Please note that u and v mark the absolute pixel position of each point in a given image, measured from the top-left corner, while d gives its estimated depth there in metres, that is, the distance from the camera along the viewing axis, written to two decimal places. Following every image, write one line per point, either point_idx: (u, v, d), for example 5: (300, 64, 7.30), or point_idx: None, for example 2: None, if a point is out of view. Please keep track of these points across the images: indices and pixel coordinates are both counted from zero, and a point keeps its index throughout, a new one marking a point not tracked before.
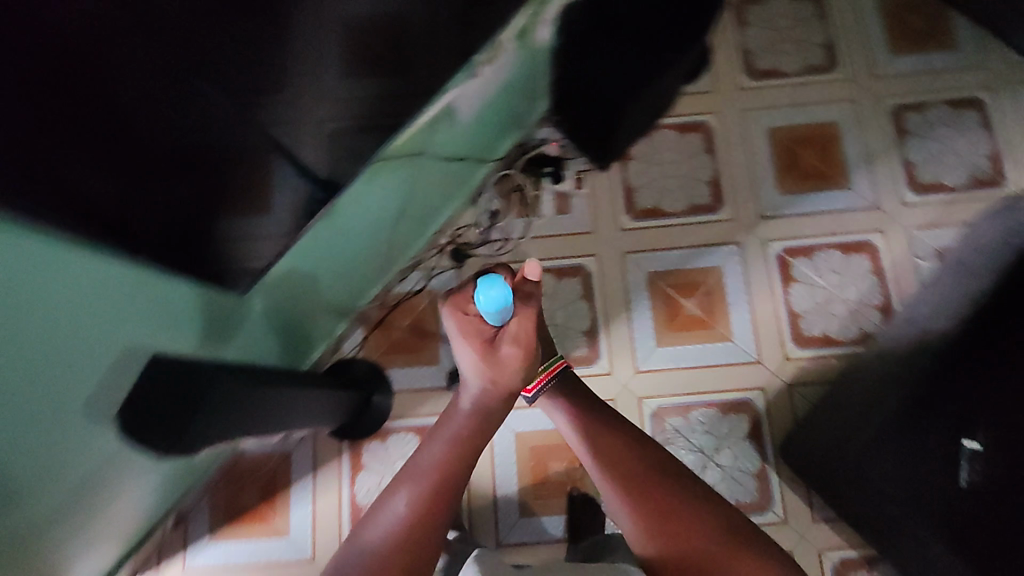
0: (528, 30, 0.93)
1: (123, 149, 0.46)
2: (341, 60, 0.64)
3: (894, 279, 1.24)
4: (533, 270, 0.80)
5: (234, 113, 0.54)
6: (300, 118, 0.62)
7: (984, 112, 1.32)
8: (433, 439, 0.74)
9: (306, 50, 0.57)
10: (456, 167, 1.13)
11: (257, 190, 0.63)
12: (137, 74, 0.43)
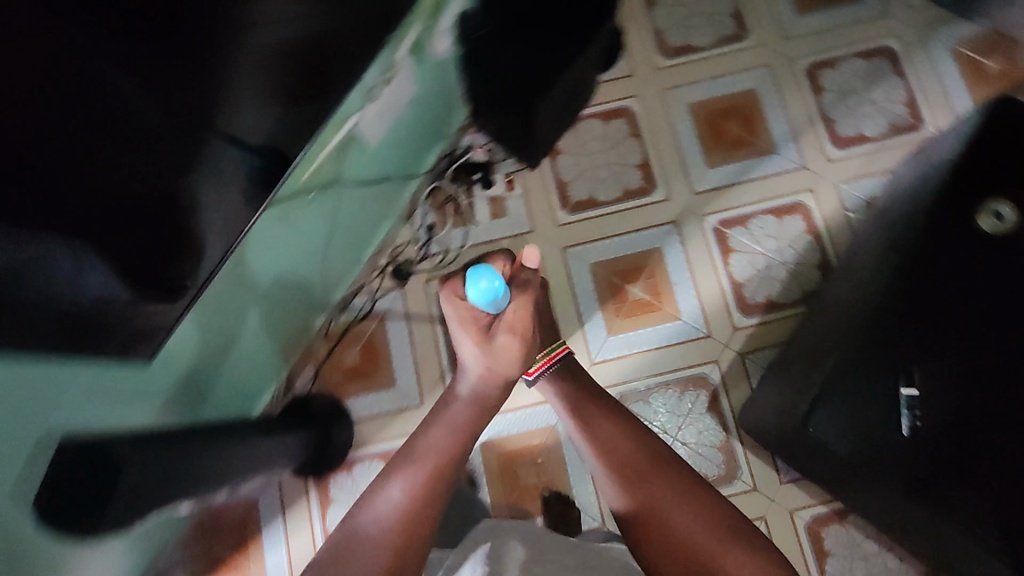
0: (424, 46, 0.93)
1: (80, 206, 0.53)
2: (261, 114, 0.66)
3: (830, 236, 1.26)
4: (531, 258, 0.88)
5: (177, 169, 0.60)
6: (235, 175, 0.67)
7: (894, 59, 1.34)
8: (433, 427, 0.79)
9: (236, 111, 0.63)
10: (386, 188, 1.12)
11: (195, 249, 0.67)
12: (90, 141, 0.51)
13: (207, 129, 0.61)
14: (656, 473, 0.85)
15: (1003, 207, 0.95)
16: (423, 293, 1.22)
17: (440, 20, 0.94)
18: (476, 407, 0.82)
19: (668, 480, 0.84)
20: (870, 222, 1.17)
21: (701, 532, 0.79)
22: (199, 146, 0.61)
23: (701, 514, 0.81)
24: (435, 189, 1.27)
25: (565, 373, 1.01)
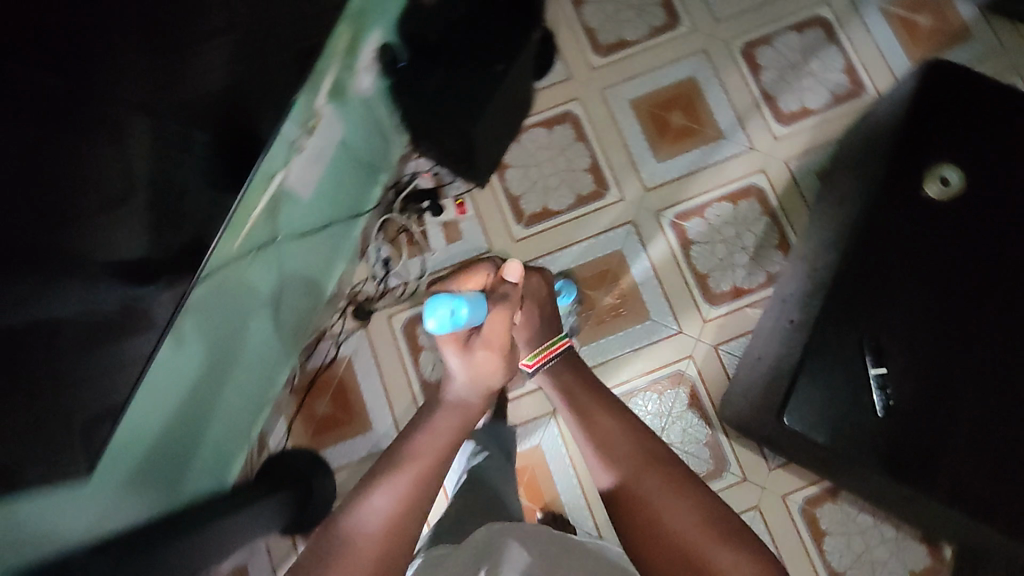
0: (342, 87, 0.89)
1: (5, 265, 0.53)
2: (160, 167, 0.66)
3: (787, 215, 1.25)
4: (512, 272, 0.79)
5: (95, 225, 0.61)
6: (154, 236, 0.67)
7: (828, 28, 1.33)
8: (418, 431, 0.73)
9: (131, 154, 0.63)
10: (331, 232, 1.09)
11: (133, 317, 0.68)
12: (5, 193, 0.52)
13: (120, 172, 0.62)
14: (651, 468, 0.76)
15: (948, 171, 0.93)
16: (387, 330, 1.21)
17: (356, 60, 0.91)
18: (462, 415, 0.75)
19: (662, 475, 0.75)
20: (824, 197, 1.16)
21: (689, 527, 0.69)
22: (175, 166, 0.67)
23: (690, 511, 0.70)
24: (386, 221, 1.24)
25: (567, 366, 0.96)
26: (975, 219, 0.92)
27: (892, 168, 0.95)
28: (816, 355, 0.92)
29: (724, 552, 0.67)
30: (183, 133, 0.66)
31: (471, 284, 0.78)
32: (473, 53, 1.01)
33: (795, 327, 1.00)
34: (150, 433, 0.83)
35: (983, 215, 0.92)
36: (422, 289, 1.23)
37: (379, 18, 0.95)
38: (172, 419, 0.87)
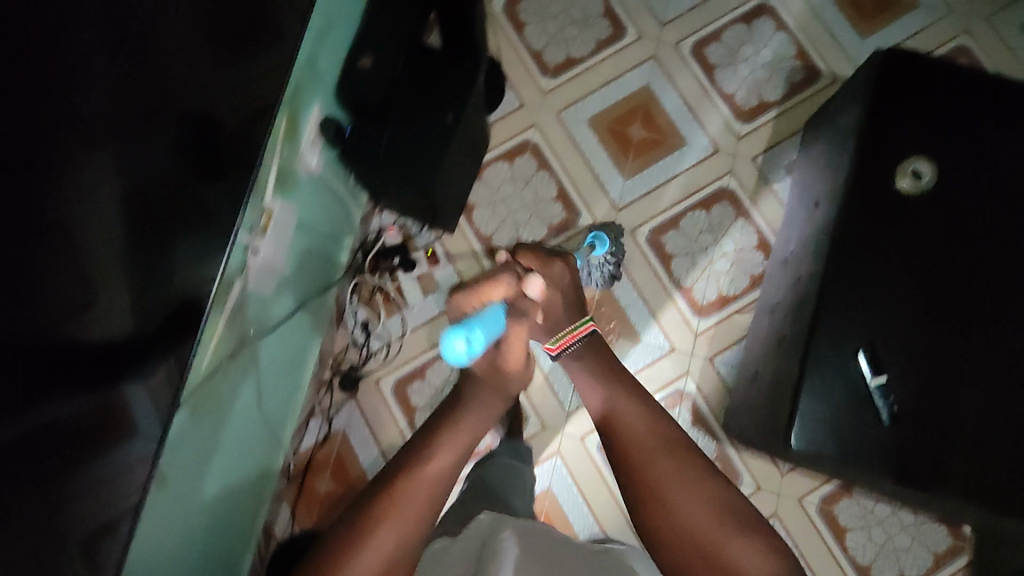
0: (289, 176, 0.84)
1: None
2: (136, 211, 0.48)
3: (762, 213, 1.23)
4: (535, 288, 0.78)
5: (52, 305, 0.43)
6: (120, 297, 0.48)
7: (776, 13, 1.29)
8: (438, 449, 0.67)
9: (109, 193, 0.46)
10: (302, 312, 1.04)
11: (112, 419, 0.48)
12: None
13: (99, 223, 0.45)
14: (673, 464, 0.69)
15: (919, 162, 0.91)
16: (377, 394, 1.19)
17: (299, 144, 0.85)
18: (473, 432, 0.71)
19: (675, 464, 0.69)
20: (799, 194, 1.13)
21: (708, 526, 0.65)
22: (162, 206, 0.50)
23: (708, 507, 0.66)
24: (357, 284, 1.21)
25: (594, 352, 0.87)
26: (952, 207, 0.90)
27: (863, 165, 0.93)
28: (815, 367, 0.90)
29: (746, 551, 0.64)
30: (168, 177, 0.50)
31: (495, 295, 0.72)
32: (422, 114, 1.00)
33: (786, 337, 0.98)
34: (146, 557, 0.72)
35: (959, 203, 0.90)
36: (405, 349, 1.21)
37: (322, 87, 0.87)
38: (169, 531, 0.77)
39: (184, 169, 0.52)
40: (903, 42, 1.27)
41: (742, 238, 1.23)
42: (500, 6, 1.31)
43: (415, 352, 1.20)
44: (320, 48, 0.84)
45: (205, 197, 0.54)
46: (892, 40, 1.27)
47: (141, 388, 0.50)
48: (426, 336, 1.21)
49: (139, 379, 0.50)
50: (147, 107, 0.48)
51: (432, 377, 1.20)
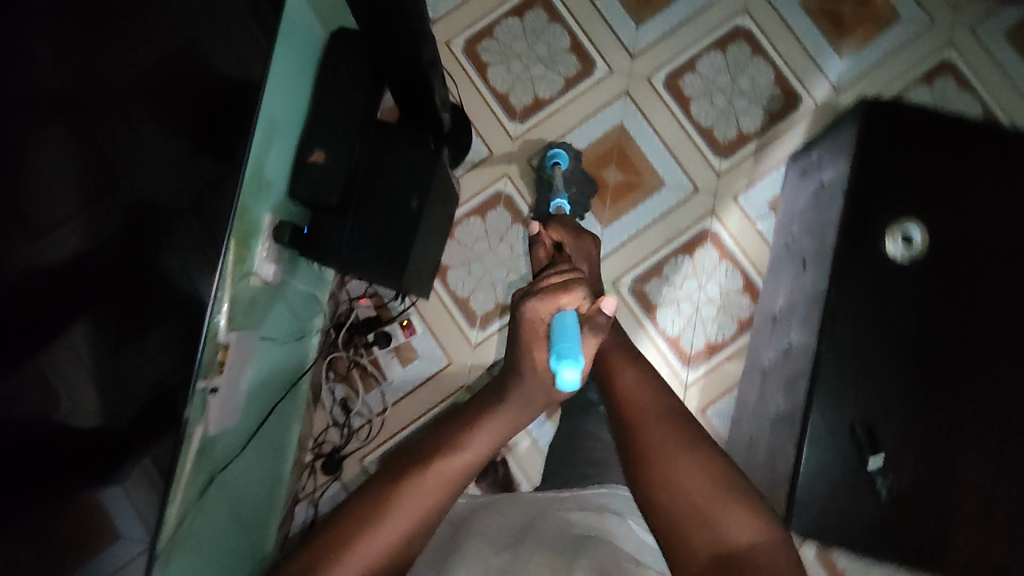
0: (238, 296, 0.79)
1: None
2: (113, 204, 0.44)
3: (748, 254, 1.17)
4: (609, 304, 0.64)
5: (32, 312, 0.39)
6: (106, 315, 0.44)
7: (752, 36, 1.21)
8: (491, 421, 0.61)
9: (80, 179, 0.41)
10: (277, 413, 1.01)
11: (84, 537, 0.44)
12: None
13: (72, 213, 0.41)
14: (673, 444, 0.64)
15: (911, 225, 0.86)
16: (363, 474, 1.15)
17: (250, 262, 0.81)
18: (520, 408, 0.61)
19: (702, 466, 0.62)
20: (781, 240, 1.08)
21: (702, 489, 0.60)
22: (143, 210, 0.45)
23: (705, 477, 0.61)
24: (332, 360, 1.17)
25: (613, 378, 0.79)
26: (943, 274, 0.86)
27: (854, 228, 0.88)
28: (816, 445, 0.86)
29: (739, 518, 0.58)
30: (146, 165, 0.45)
31: (574, 305, 0.59)
32: (383, 197, 0.92)
33: (783, 408, 0.94)
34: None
35: (953, 267, 0.86)
36: (388, 425, 1.17)
37: (272, 195, 0.84)
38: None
39: (182, 210, 0.47)
40: (887, 59, 1.19)
41: (726, 283, 1.17)
42: (461, 47, 1.24)
43: (400, 427, 1.17)
44: (266, 155, 0.80)
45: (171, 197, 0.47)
46: (874, 57, 1.20)
47: (112, 487, 0.45)
48: (409, 409, 1.17)
49: (100, 475, 0.44)
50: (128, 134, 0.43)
51: None
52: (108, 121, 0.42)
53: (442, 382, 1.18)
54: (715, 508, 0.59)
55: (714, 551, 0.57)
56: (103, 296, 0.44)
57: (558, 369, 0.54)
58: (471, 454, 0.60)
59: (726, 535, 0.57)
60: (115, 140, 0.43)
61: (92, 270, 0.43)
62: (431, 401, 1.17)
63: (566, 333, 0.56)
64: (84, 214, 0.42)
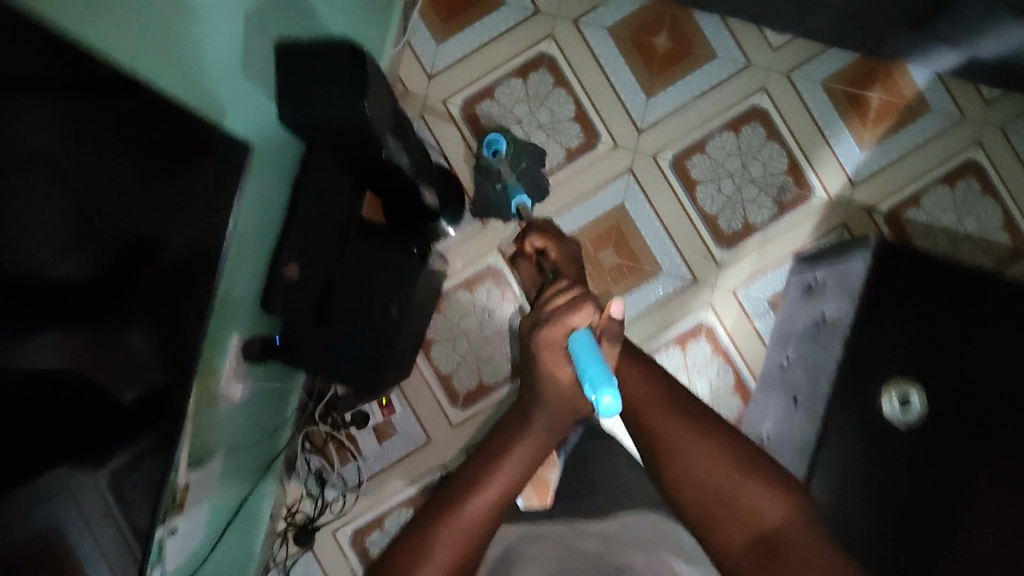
0: (200, 431, 0.76)
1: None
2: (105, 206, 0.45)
3: (742, 353, 1.13)
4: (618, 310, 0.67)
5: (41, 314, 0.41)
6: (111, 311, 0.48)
7: (769, 118, 1.13)
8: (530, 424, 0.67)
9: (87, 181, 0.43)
10: (248, 501, 1.00)
11: None
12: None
13: (79, 215, 0.43)
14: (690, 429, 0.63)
15: (910, 388, 0.81)
16: (334, 545, 1.17)
17: (214, 390, 0.77)
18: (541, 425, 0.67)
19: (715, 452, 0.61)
20: (773, 353, 1.04)
21: (718, 468, 0.60)
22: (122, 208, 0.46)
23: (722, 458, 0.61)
24: (308, 431, 1.15)
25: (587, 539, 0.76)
26: (938, 440, 0.82)
27: (852, 383, 0.83)
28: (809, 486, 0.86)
29: (766, 498, 0.58)
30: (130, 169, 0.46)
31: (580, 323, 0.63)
32: (362, 309, 0.84)
33: None
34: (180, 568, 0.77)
35: (950, 432, 0.82)
36: (363, 499, 1.17)
37: (240, 314, 0.79)
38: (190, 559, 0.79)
39: (166, 219, 0.50)
40: (909, 155, 1.12)
41: (715, 380, 1.14)
42: (458, 106, 1.16)
43: (374, 503, 1.17)
44: (234, 280, 0.75)
45: (150, 204, 0.48)
46: (895, 151, 1.12)
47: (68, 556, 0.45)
48: (384, 484, 1.17)
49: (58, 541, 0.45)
50: (115, 142, 0.44)
51: (390, 526, 1.17)
52: (78, 165, 0.42)
53: (420, 460, 1.17)
54: (738, 486, 0.59)
55: (744, 536, 0.57)
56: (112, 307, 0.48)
57: (596, 397, 0.57)
58: (498, 486, 0.63)
59: (755, 517, 0.57)
60: (86, 187, 0.43)
61: (85, 274, 0.44)
62: (407, 478, 1.17)
63: (586, 353, 0.60)
64: (61, 255, 0.42)
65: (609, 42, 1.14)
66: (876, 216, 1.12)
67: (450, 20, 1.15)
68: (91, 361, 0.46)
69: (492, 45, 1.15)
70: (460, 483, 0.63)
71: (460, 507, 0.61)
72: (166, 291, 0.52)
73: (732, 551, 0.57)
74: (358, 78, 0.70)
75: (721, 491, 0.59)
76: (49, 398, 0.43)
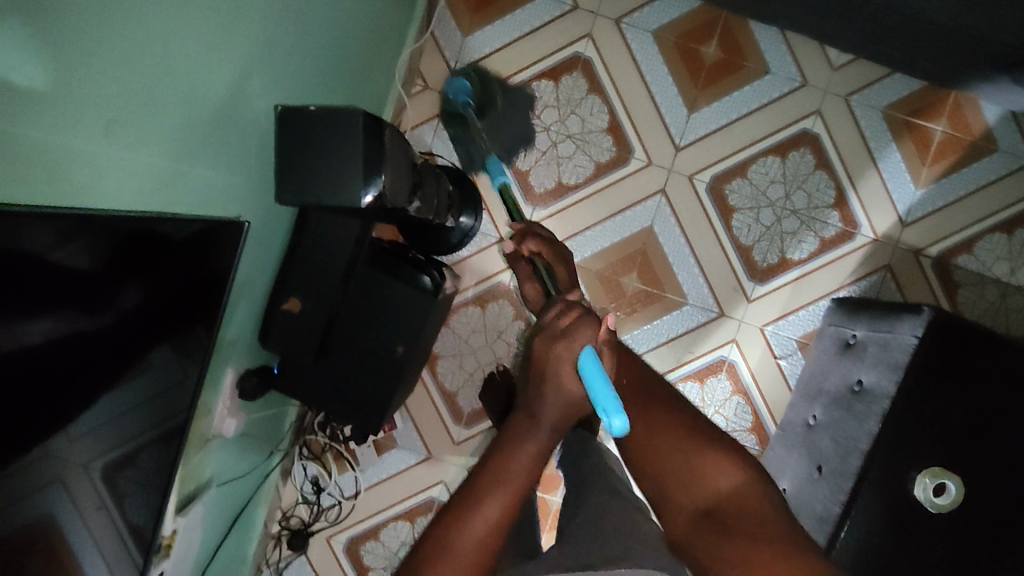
0: (189, 470, 0.72)
1: (43, 378, 0.45)
2: (144, 270, 0.52)
3: (764, 394, 1.07)
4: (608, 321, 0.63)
5: (80, 345, 0.48)
6: (143, 349, 0.55)
7: (819, 144, 1.04)
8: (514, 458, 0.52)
9: (136, 249, 0.50)
10: (241, 517, 0.98)
11: None
12: (39, 288, 0.43)
13: (127, 269, 0.50)
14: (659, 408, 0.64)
15: (948, 477, 0.75)
16: (328, 551, 1.14)
17: (207, 429, 0.73)
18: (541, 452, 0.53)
19: (673, 430, 0.62)
20: (798, 406, 0.99)
21: (682, 448, 0.61)
22: (155, 276, 0.53)
23: (687, 434, 0.62)
24: (306, 440, 1.11)
25: None
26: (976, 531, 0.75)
27: (886, 463, 0.77)
28: (804, 518, 0.85)
29: (722, 467, 0.59)
30: (167, 253, 0.54)
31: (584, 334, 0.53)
32: (362, 344, 0.82)
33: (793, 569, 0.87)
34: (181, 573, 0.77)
35: (991, 525, 0.75)
36: (358, 509, 1.14)
37: (237, 349, 0.75)
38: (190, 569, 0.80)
39: (184, 290, 0.57)
40: (968, 196, 1.03)
41: (733, 418, 1.08)
42: None
43: (370, 513, 1.13)
44: (231, 319, 0.71)
45: (174, 281, 0.56)
46: (954, 192, 1.03)
47: None
48: (381, 496, 1.13)
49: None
50: (155, 229, 0.51)
51: (386, 539, 1.13)
52: (124, 236, 0.49)
53: (418, 476, 1.13)
54: (697, 463, 0.60)
55: (699, 505, 0.58)
56: (143, 346, 0.54)
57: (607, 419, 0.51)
58: (513, 490, 0.51)
59: (708, 485, 0.59)
60: (129, 253, 0.50)
61: (122, 313, 0.51)
62: (404, 492, 1.13)
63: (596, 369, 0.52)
64: (103, 293, 0.49)
65: (652, 47, 1.05)
66: (924, 260, 1.04)
67: (478, 12, 1.07)
68: (91, 326, 0.49)
69: (523, 42, 1.06)
70: (476, 487, 0.51)
71: (471, 518, 0.49)
72: (180, 339, 0.59)
73: (685, 515, 0.59)
74: (374, 151, 0.70)
75: (681, 463, 0.60)
76: (53, 372, 0.46)
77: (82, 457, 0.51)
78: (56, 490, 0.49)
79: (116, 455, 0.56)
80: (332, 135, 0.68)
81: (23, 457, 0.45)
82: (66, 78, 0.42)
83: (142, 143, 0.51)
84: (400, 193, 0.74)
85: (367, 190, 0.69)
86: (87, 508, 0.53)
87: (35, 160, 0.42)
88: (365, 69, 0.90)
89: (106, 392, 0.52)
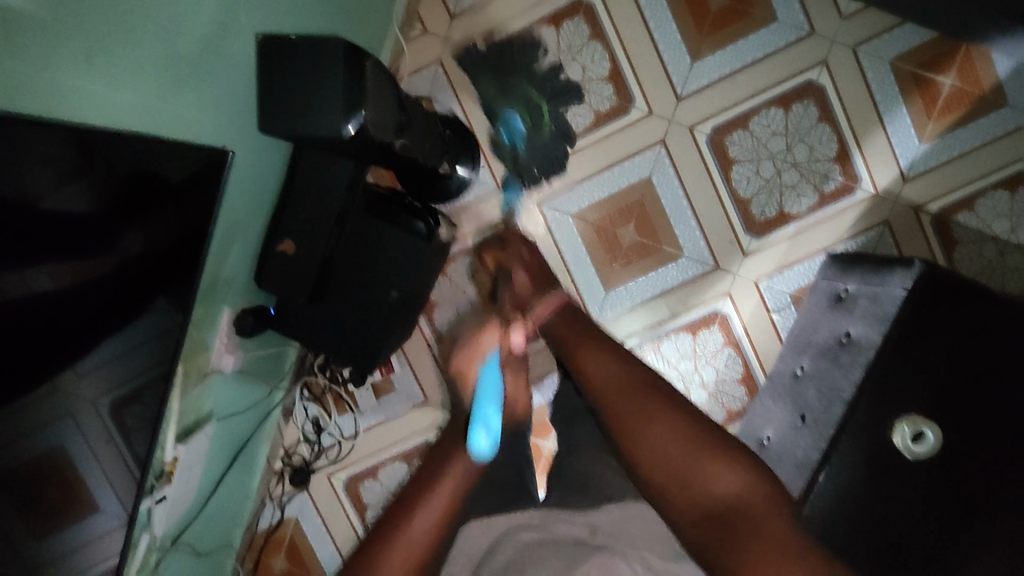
0: (189, 403, 0.74)
1: (47, 311, 0.47)
2: (146, 218, 0.53)
3: (757, 347, 1.08)
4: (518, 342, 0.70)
5: (82, 283, 0.49)
6: (147, 296, 0.56)
7: (824, 96, 1.03)
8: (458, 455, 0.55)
9: (136, 196, 0.51)
10: (242, 454, 1.02)
11: None
12: (37, 223, 0.44)
13: (126, 213, 0.51)
14: (637, 401, 0.54)
15: (927, 426, 0.76)
16: (329, 490, 1.18)
17: (204, 364, 0.75)
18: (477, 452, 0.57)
19: (658, 413, 0.52)
20: (788, 357, 1.00)
21: (669, 443, 0.50)
22: (160, 224, 0.54)
23: (680, 433, 0.50)
24: (306, 381, 1.15)
25: None
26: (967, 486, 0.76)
27: (868, 413, 0.79)
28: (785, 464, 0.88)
29: (720, 471, 0.47)
30: (168, 202, 0.54)
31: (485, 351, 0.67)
32: (358, 287, 0.85)
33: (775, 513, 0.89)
34: (183, 499, 0.81)
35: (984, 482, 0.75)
36: (357, 449, 1.17)
37: (233, 288, 0.78)
38: (190, 499, 0.84)
39: (187, 243, 0.58)
40: (972, 152, 1.01)
41: (724, 369, 1.09)
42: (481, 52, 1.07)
43: (369, 454, 1.17)
44: (224, 260, 0.73)
45: (178, 232, 0.56)
46: (959, 147, 1.02)
47: None
48: (379, 438, 1.17)
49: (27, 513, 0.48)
50: (156, 175, 0.52)
51: (384, 478, 1.17)
52: (124, 180, 0.50)
53: (415, 419, 1.16)
54: (691, 465, 0.48)
55: (698, 510, 0.46)
56: (148, 293, 0.56)
57: (474, 435, 0.57)
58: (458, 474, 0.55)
59: (709, 495, 0.46)
60: (130, 198, 0.51)
61: (125, 259, 0.52)
62: (400, 436, 1.16)
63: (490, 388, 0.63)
64: (104, 236, 0.50)
65: None
66: (923, 216, 1.03)
67: None
68: (93, 269, 0.50)
69: None
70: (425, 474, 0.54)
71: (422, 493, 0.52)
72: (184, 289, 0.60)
73: (685, 527, 0.46)
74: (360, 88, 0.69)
75: (671, 465, 0.49)
76: (58, 310, 0.48)
77: (93, 384, 0.53)
78: (66, 410, 0.51)
79: (124, 391, 0.57)
80: (318, 75, 0.68)
81: (35, 379, 0.47)
82: (58, 7, 0.42)
83: (129, 74, 0.51)
84: (385, 131, 0.73)
85: (349, 122, 0.68)
86: (97, 431, 0.55)
87: (25, 91, 0.43)
88: (359, 10, 0.89)
89: (114, 330, 0.54)
